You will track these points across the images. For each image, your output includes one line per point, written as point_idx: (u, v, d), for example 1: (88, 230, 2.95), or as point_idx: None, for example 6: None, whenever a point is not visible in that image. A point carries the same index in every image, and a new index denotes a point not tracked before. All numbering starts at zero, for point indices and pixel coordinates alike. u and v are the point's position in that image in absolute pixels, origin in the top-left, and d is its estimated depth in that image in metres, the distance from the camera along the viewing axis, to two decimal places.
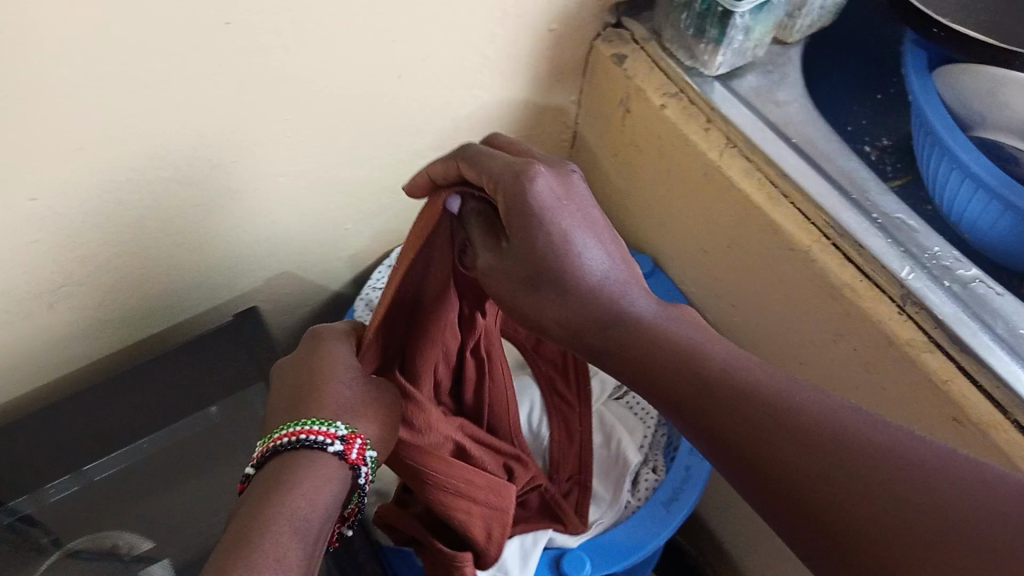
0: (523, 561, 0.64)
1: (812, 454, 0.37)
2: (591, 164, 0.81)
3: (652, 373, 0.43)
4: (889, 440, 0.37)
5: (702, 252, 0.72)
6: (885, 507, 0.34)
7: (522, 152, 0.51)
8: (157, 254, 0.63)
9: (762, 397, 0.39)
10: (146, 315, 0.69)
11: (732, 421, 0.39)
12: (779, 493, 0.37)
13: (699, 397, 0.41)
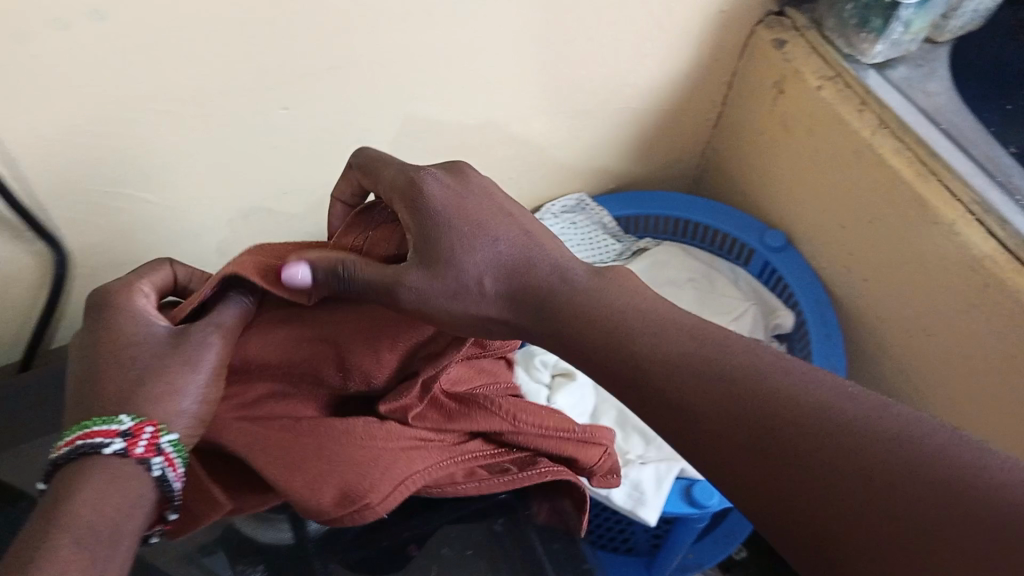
0: (659, 487, 0.67)
1: (786, 455, 0.35)
2: (732, 142, 0.84)
3: (643, 363, 0.40)
4: (871, 419, 0.34)
5: (841, 228, 0.75)
6: (885, 502, 0.32)
7: (371, 165, 0.50)
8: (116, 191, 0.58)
9: (754, 373, 0.37)
10: (145, 256, 0.64)
11: (710, 413, 0.37)
12: (764, 503, 0.35)
13: (709, 414, 0.37)
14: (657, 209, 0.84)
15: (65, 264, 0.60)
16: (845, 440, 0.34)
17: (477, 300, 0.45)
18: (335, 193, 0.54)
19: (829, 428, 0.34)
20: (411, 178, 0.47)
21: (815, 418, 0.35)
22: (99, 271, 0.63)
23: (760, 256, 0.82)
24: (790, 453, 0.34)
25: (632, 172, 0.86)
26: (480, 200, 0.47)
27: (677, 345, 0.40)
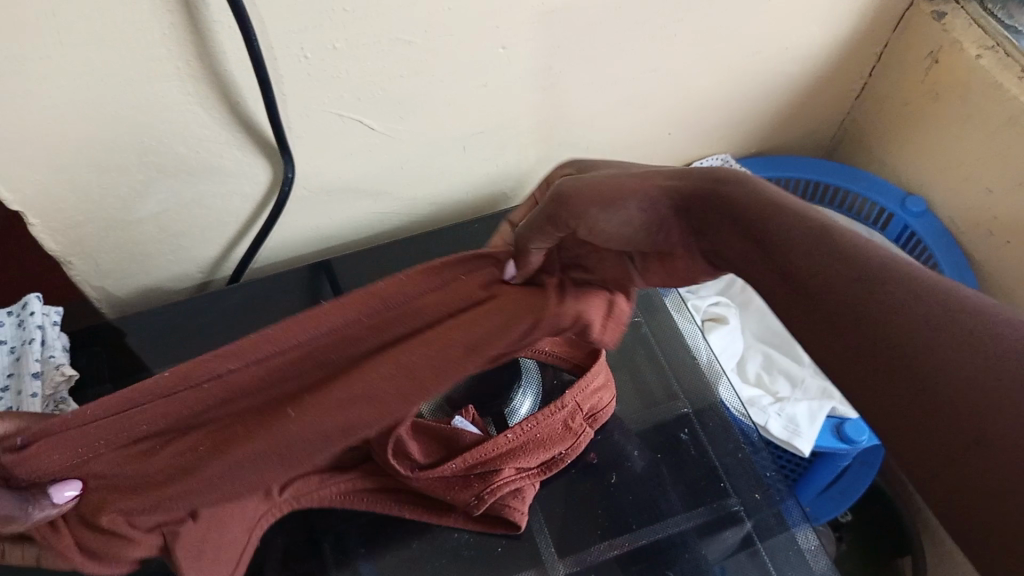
0: (811, 420, 0.71)
1: (837, 322, 0.29)
2: (877, 112, 0.87)
3: (696, 197, 0.36)
4: (933, 285, 0.28)
5: (988, 192, 0.77)
6: (928, 370, 0.26)
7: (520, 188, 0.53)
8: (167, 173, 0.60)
9: (815, 231, 0.31)
10: (346, 197, 0.72)
11: (766, 225, 0.32)
12: (807, 300, 0.30)
13: (728, 212, 0.34)
14: (800, 173, 0.89)
15: (290, 182, 0.66)
16: (914, 306, 0.27)
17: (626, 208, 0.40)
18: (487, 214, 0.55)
19: (874, 283, 0.29)
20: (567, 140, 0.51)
21: (871, 282, 0.28)
22: (315, 193, 0.69)
23: (899, 220, 0.86)
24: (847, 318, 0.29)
25: (773, 138, 0.90)
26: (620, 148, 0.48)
27: (724, 193, 0.34)
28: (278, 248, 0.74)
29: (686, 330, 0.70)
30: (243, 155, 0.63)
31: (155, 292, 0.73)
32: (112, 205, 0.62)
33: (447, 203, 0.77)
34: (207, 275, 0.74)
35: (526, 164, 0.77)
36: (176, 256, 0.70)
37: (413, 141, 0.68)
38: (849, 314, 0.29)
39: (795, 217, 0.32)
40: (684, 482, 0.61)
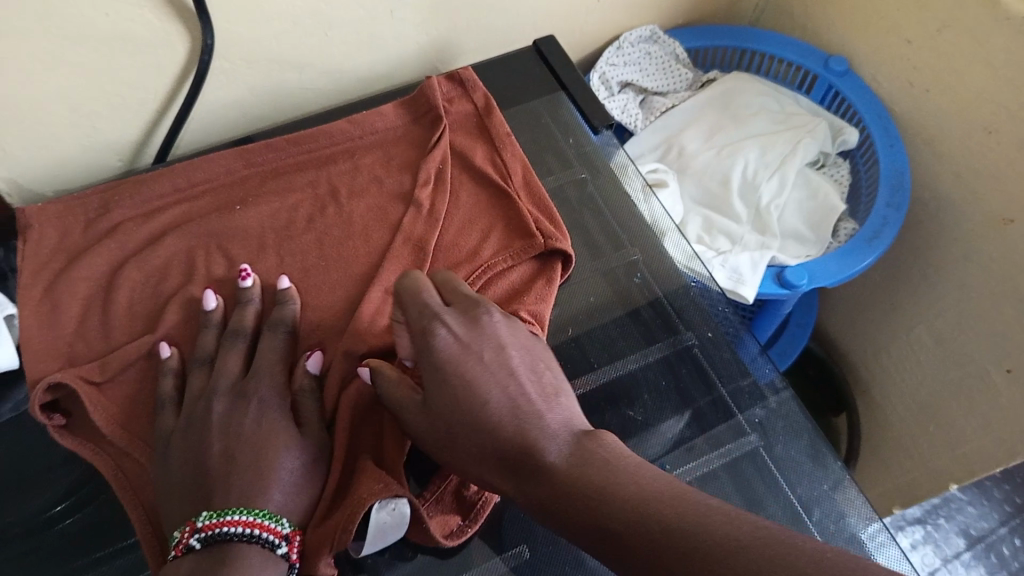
0: (753, 267, 0.74)
1: (634, 542, 0.41)
2: None
3: (582, 515, 0.43)
4: (709, 525, 0.40)
5: (907, 43, 0.80)
6: (662, 542, 0.40)
7: (456, 86, 0.69)
8: (66, 41, 0.56)
9: (601, 496, 0.43)
10: (287, 68, 0.68)
11: (561, 484, 0.45)
12: (599, 534, 0.43)
13: (557, 504, 0.45)
14: (726, 41, 0.89)
15: (210, 52, 0.62)
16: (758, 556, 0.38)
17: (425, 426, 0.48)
18: (433, 84, 0.67)
19: (713, 532, 0.40)
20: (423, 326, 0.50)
21: (714, 523, 0.40)
22: (238, 66, 0.66)
23: (823, 80, 0.87)
24: (638, 536, 0.41)
25: (699, 6, 0.90)
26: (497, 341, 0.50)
27: (553, 493, 0.45)
28: (201, 131, 0.70)
29: (630, 192, 0.69)
30: (159, 20, 0.58)
31: (73, 181, 0.68)
32: (16, 77, 0.57)
33: (374, 76, 0.75)
34: (128, 162, 0.69)
35: (453, 31, 0.74)
36: (93, 140, 0.65)
37: (339, 5, 0.65)
38: (603, 546, 0.42)
39: (578, 489, 0.44)
40: (639, 323, 0.62)
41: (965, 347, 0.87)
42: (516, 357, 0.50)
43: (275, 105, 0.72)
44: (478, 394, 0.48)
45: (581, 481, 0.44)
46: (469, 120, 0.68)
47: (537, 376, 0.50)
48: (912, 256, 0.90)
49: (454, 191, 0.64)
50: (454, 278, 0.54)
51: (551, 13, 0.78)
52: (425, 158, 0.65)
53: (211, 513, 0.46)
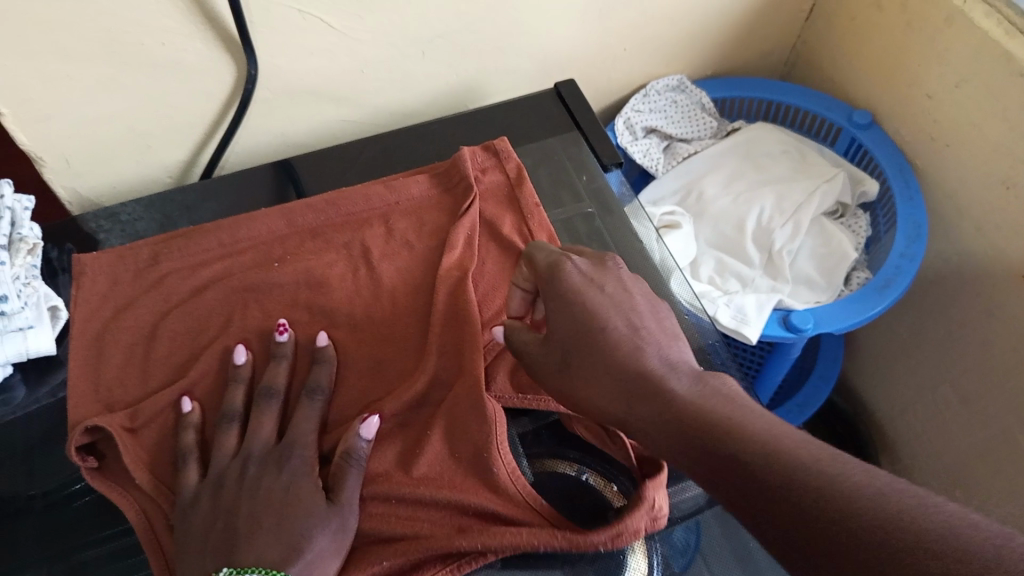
0: (758, 308, 0.76)
1: (796, 502, 0.38)
2: (823, 31, 0.90)
3: (738, 466, 0.41)
4: (881, 501, 0.37)
5: (928, 97, 0.81)
6: (832, 515, 0.37)
7: (491, 158, 0.70)
8: (123, 66, 0.63)
9: (756, 448, 0.41)
10: (323, 100, 0.74)
11: (702, 429, 0.43)
12: (754, 490, 0.40)
13: (698, 445, 0.43)
14: (753, 93, 0.92)
15: (254, 81, 0.69)
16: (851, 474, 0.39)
17: (585, 383, 0.49)
18: (461, 153, 0.69)
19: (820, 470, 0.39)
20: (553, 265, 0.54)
21: (889, 503, 0.36)
22: (278, 96, 0.72)
23: (848, 133, 0.89)
24: (799, 502, 0.38)
25: (727, 59, 0.93)
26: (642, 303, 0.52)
27: (693, 426, 0.44)
28: (244, 154, 0.77)
29: (641, 233, 0.72)
30: (207, 50, 0.65)
31: (126, 194, 0.75)
32: (79, 95, 0.64)
33: (405, 112, 0.80)
34: (176, 180, 0.76)
35: (482, 72, 0.79)
36: (146, 157, 0.72)
37: (372, 44, 0.71)
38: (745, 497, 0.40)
39: (728, 431, 0.42)
40: None
41: (989, 407, 0.84)
42: (639, 301, 0.53)
43: (311, 134, 0.78)
44: (597, 319, 0.50)
45: (728, 424, 0.43)
46: (501, 189, 0.68)
47: (659, 318, 0.52)
48: (936, 312, 0.89)
49: (480, 260, 0.64)
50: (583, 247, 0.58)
51: (577, 59, 0.83)
52: (456, 223, 0.65)
53: (231, 569, 0.46)
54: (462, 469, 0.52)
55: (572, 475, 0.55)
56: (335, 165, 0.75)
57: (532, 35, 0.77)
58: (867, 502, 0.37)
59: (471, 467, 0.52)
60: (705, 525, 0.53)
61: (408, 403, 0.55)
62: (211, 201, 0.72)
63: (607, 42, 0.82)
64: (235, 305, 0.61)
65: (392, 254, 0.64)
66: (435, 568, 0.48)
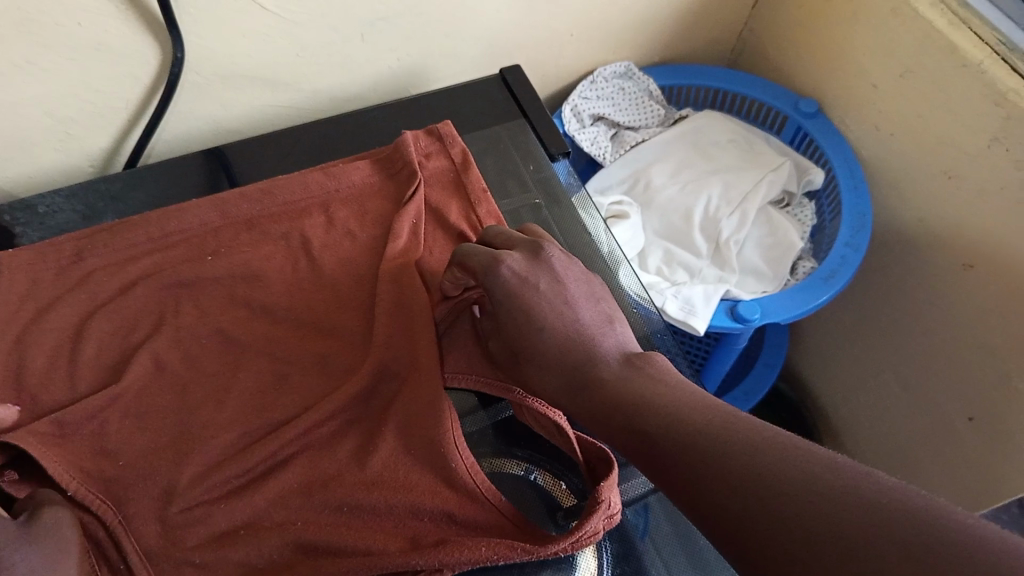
0: (706, 299, 0.75)
1: (719, 482, 0.39)
2: (771, 19, 0.90)
3: (664, 451, 0.42)
4: (795, 470, 0.37)
5: (873, 87, 0.81)
6: (750, 491, 0.37)
7: (435, 143, 0.68)
8: (35, 48, 0.59)
9: (682, 433, 0.42)
10: (257, 85, 0.71)
11: (634, 418, 0.45)
12: (681, 473, 0.41)
13: (632, 431, 0.44)
14: (701, 80, 0.91)
15: (182, 64, 0.65)
16: (798, 459, 0.37)
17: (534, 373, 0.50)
18: (405, 137, 0.66)
19: (764, 452, 0.39)
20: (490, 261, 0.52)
21: (800, 472, 0.37)
22: (209, 80, 0.68)
23: (794, 122, 0.89)
24: (722, 480, 0.39)
25: (676, 46, 0.92)
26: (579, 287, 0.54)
27: (627, 412, 0.45)
28: (174, 140, 0.73)
29: (589, 223, 0.71)
30: (130, 31, 0.61)
31: (45, 183, 0.70)
32: None
33: (345, 97, 0.77)
34: (99, 169, 0.72)
35: (426, 57, 0.77)
36: (66, 145, 0.68)
37: (309, 26, 0.67)
38: (674, 482, 0.41)
39: (655, 417, 0.43)
40: None
41: (930, 393, 0.85)
42: (571, 289, 0.53)
43: (247, 120, 0.74)
44: (535, 318, 0.51)
45: (657, 407, 0.44)
46: (446, 176, 0.67)
47: (595, 303, 0.53)
48: (880, 301, 0.90)
49: (426, 249, 0.62)
50: (510, 231, 0.57)
51: (524, 44, 0.81)
52: (399, 214, 0.63)
53: None
54: (416, 470, 0.49)
55: (520, 475, 0.53)
56: (273, 153, 0.72)
57: (477, 19, 0.75)
58: (780, 470, 0.37)
59: (426, 468, 0.49)
60: (650, 512, 0.53)
61: (351, 401, 0.53)
62: (138, 191, 0.68)
63: (554, 27, 0.80)
64: (165, 303, 0.58)
65: (332, 247, 0.62)
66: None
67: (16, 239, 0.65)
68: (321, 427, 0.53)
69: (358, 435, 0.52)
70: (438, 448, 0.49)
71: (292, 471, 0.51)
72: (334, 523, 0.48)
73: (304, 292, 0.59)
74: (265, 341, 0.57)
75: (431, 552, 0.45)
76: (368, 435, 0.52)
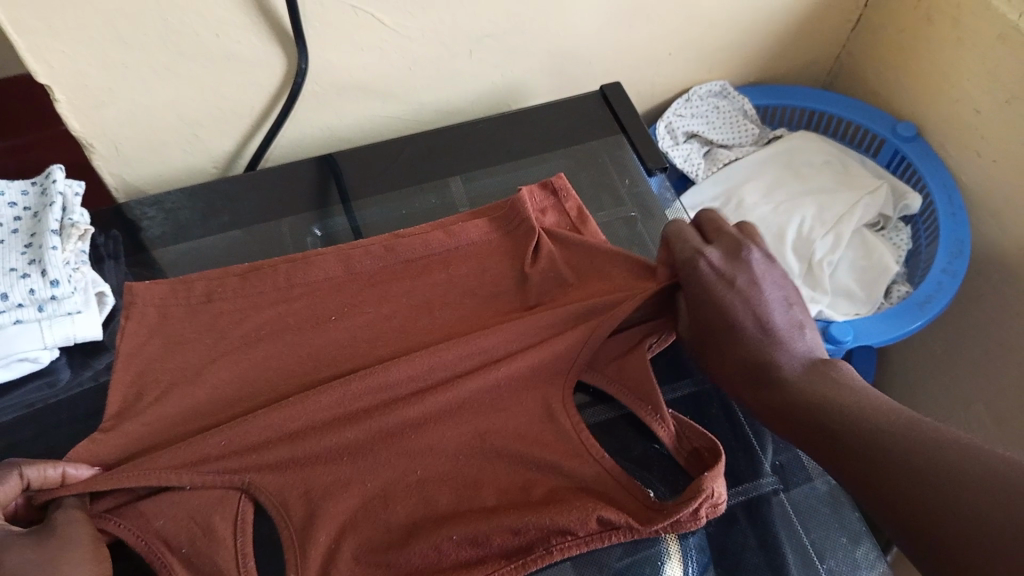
0: None
1: (897, 482, 0.44)
2: (871, 41, 0.90)
3: (844, 445, 0.48)
4: (967, 473, 0.42)
5: (977, 113, 0.80)
6: (925, 493, 0.43)
7: (544, 196, 0.69)
8: (176, 58, 0.64)
9: (861, 430, 0.47)
10: (371, 95, 0.75)
11: (810, 418, 0.50)
12: (861, 472, 0.46)
13: (812, 430, 0.50)
14: (797, 101, 0.92)
15: (304, 74, 0.69)
16: (940, 447, 0.44)
17: (721, 365, 0.55)
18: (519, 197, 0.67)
19: (930, 447, 0.44)
20: (690, 259, 0.56)
21: (972, 478, 0.42)
22: (327, 89, 0.72)
23: (891, 145, 0.88)
24: (899, 484, 0.44)
25: (773, 66, 0.92)
26: (772, 288, 0.56)
27: (808, 409, 0.50)
28: (290, 146, 0.77)
29: None
30: (260, 43, 0.65)
31: (173, 183, 0.76)
32: (133, 85, 0.65)
33: (452, 110, 0.80)
34: (221, 170, 0.77)
35: (529, 73, 0.80)
36: (195, 147, 0.73)
37: (423, 40, 0.71)
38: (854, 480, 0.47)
39: (837, 415, 0.49)
40: (671, 359, 0.63)
41: (1014, 432, 0.83)
42: (767, 291, 0.55)
43: (358, 129, 0.78)
44: (726, 315, 0.54)
45: (837, 408, 0.49)
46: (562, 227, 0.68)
47: (786, 308, 0.56)
48: (974, 329, 0.88)
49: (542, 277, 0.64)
50: (722, 221, 0.60)
51: (623, 62, 0.83)
52: (527, 269, 0.64)
53: None
54: (531, 425, 0.54)
55: None
56: (382, 163, 0.75)
57: (582, 37, 0.77)
58: (952, 475, 0.43)
59: (541, 421, 0.55)
60: (732, 522, 0.54)
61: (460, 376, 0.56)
62: (254, 193, 0.73)
63: (654, 46, 0.82)
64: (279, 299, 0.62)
65: (437, 260, 0.66)
66: (501, 557, 0.48)
67: (142, 231, 0.70)
68: (441, 381, 0.56)
69: (475, 383, 0.55)
70: (551, 407, 0.55)
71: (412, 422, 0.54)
72: (450, 471, 0.52)
73: (411, 307, 0.63)
74: (376, 345, 0.61)
75: (542, 511, 0.49)
76: (484, 385, 0.55)
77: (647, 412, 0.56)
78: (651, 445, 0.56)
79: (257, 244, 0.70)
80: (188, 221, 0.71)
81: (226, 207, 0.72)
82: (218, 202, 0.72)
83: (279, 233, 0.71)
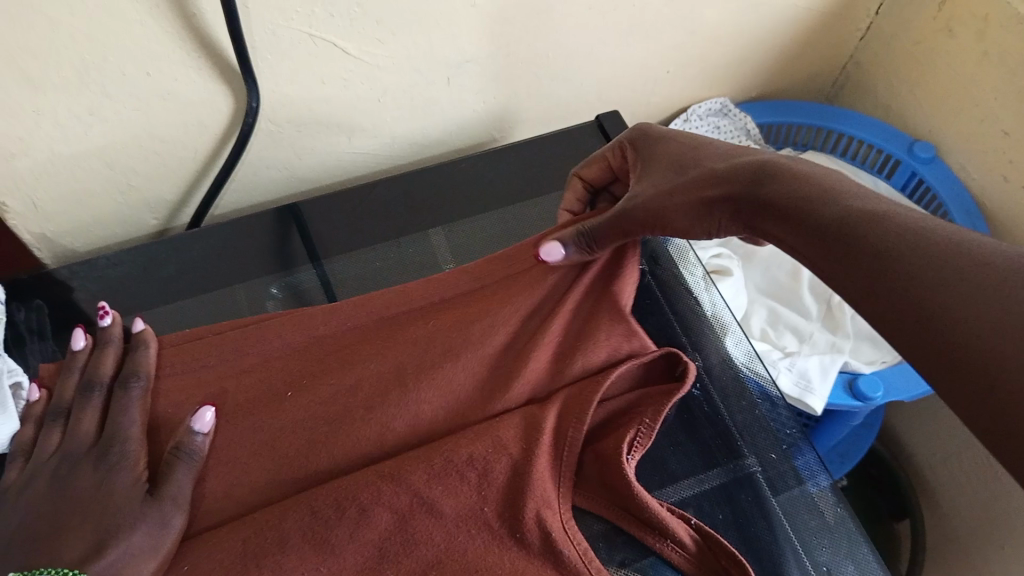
0: (823, 374, 0.69)
1: (936, 288, 0.34)
2: (882, 52, 0.82)
3: (885, 268, 0.37)
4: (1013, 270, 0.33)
5: (1004, 134, 0.73)
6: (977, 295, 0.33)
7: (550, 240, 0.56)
8: (99, 100, 0.53)
9: (904, 239, 0.37)
10: (339, 133, 0.65)
11: (856, 252, 0.39)
12: (902, 298, 0.36)
13: (846, 247, 0.39)
14: (801, 118, 0.85)
15: (254, 114, 0.58)
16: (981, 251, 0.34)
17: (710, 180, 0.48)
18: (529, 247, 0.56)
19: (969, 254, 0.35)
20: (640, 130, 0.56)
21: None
22: (282, 127, 0.62)
23: (906, 166, 0.81)
24: (942, 288, 0.34)
25: (776, 80, 0.85)
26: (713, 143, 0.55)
27: (845, 232, 0.40)
28: (244, 192, 0.67)
29: (692, 283, 0.65)
30: (200, 80, 0.55)
31: (106, 238, 0.65)
32: (46, 134, 0.54)
33: (428, 144, 0.71)
34: (163, 222, 0.66)
35: (515, 100, 0.70)
36: (131, 198, 0.62)
37: (393, 69, 0.61)
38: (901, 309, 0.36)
39: (882, 237, 0.38)
40: (697, 440, 0.56)
41: None
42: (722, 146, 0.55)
43: (322, 170, 0.68)
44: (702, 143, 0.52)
45: (883, 228, 0.38)
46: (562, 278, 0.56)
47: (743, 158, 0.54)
48: None
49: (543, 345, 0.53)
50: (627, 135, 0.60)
51: (619, 83, 0.74)
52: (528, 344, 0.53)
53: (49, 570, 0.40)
54: (527, 557, 0.43)
55: None
56: (348, 208, 0.66)
57: (574, 61, 0.69)
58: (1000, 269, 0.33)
59: (537, 557, 0.43)
60: None
61: (444, 500, 0.44)
62: (204, 247, 0.63)
63: (651, 65, 0.73)
64: None
65: None
66: None
67: (69, 293, 0.60)
68: (407, 505, 0.44)
69: (451, 513, 0.44)
70: (549, 535, 0.43)
71: (388, 557, 0.42)
72: None
73: None
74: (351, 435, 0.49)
75: None
76: (464, 515, 0.44)
77: (649, 534, 0.48)
78: (666, 556, 0.48)
79: (211, 311, 0.60)
80: (123, 284, 0.61)
81: (170, 266, 0.62)
82: (163, 260, 0.62)
83: (233, 298, 0.61)
